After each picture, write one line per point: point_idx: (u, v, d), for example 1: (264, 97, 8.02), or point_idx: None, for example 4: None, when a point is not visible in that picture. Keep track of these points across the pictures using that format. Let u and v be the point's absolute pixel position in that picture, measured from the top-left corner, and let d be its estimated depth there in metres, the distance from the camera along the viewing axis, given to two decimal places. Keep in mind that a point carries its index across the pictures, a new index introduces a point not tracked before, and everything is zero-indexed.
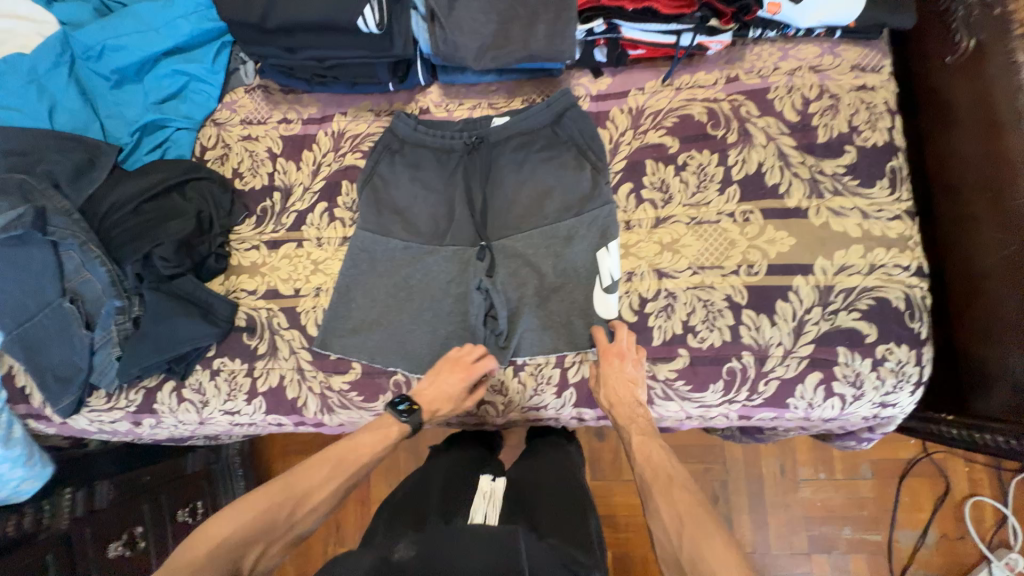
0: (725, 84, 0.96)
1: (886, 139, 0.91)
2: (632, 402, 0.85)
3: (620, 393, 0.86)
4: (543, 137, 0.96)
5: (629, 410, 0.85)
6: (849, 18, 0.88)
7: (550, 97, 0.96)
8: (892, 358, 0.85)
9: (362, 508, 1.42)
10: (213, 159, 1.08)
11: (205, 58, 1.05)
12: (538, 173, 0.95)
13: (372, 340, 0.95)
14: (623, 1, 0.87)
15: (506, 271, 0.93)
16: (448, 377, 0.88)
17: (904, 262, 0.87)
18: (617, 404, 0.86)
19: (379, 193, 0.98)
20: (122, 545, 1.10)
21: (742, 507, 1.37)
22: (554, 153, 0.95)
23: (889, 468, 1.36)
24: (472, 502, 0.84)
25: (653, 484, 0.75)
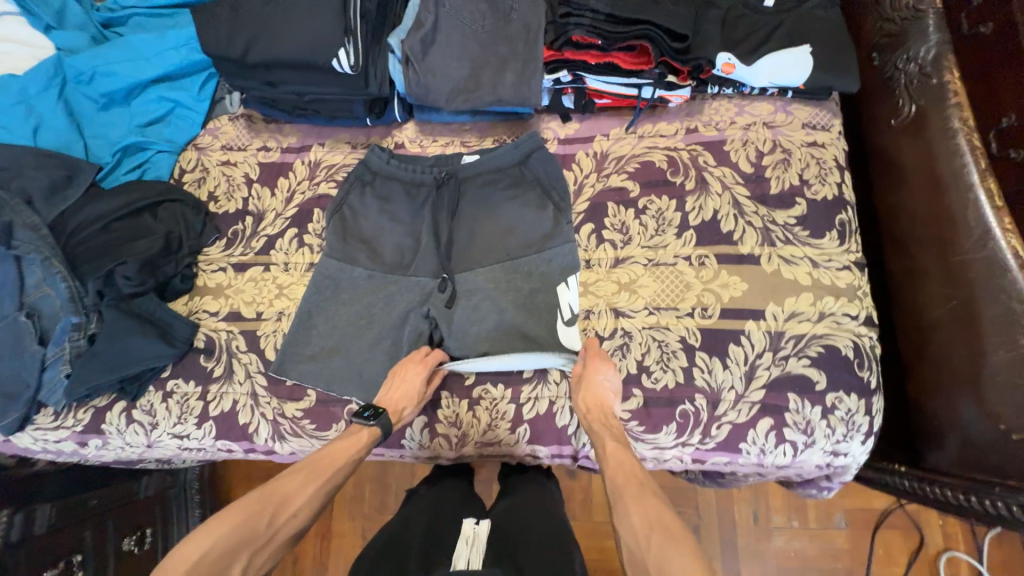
0: (684, 135, 1.01)
1: (835, 193, 0.95)
2: (608, 414, 0.84)
3: (595, 398, 0.85)
4: (510, 175, 0.99)
5: (605, 416, 0.83)
6: (803, 77, 0.94)
7: (518, 139, 1.00)
8: (841, 406, 0.86)
9: (321, 542, 1.37)
10: (190, 182, 1.10)
11: (192, 87, 1.10)
12: (503, 209, 0.98)
13: (329, 367, 0.94)
14: (586, 56, 0.92)
15: (467, 305, 0.93)
16: (405, 376, 0.88)
17: (852, 311, 0.90)
18: (594, 408, 0.84)
19: (347, 221, 1.00)
20: (57, 574, 1.05)
21: (713, 555, 1.33)
22: (519, 191, 0.98)
23: (862, 519, 1.33)
24: (455, 549, 0.82)
25: (625, 489, 0.74)
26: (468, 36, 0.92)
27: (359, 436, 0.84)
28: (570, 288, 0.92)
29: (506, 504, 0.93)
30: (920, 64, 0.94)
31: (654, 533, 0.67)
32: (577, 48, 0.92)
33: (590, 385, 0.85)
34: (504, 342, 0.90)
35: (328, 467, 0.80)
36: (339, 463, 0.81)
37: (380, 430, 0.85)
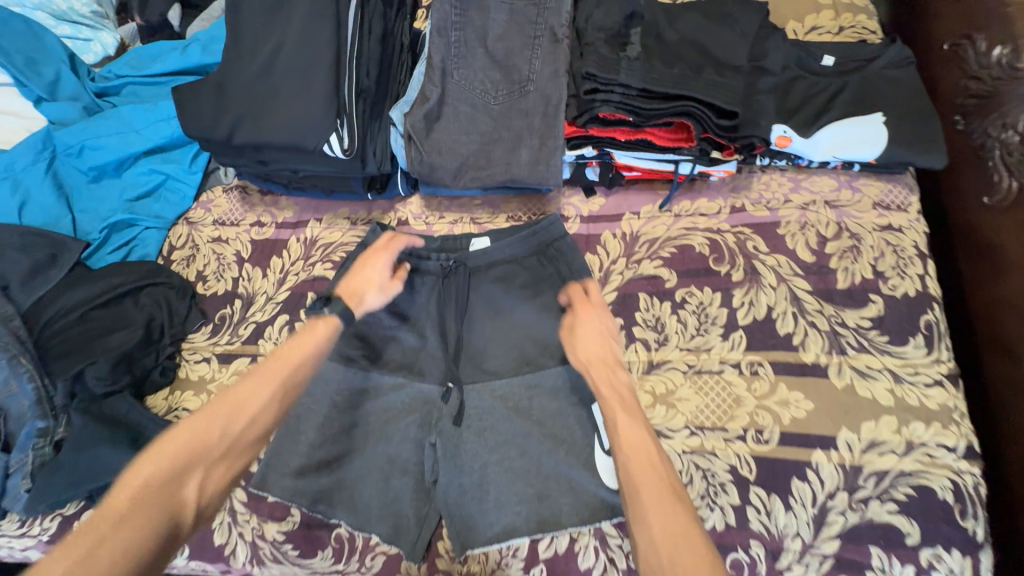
0: (729, 214, 0.87)
1: (919, 288, 0.79)
2: (610, 358, 0.74)
3: (598, 352, 0.75)
4: (524, 266, 0.87)
5: (609, 371, 0.73)
6: (874, 153, 0.80)
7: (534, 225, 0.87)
8: (942, 567, 0.68)
9: None
10: (179, 260, 1.01)
11: (184, 159, 1.02)
12: (518, 312, 0.86)
13: (316, 484, 0.81)
14: (615, 133, 0.79)
15: (474, 418, 0.81)
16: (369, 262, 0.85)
17: (949, 441, 0.72)
18: (598, 363, 0.73)
19: None
20: None
21: None
22: (536, 291, 0.86)
23: None
24: None
25: (653, 509, 0.57)
26: (478, 108, 0.81)
27: (315, 326, 0.77)
28: None
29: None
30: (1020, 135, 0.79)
31: (676, 545, 0.54)
32: (604, 124, 0.79)
33: (590, 327, 0.77)
34: (520, 470, 0.78)
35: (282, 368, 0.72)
36: (289, 362, 0.73)
37: (337, 318, 0.78)
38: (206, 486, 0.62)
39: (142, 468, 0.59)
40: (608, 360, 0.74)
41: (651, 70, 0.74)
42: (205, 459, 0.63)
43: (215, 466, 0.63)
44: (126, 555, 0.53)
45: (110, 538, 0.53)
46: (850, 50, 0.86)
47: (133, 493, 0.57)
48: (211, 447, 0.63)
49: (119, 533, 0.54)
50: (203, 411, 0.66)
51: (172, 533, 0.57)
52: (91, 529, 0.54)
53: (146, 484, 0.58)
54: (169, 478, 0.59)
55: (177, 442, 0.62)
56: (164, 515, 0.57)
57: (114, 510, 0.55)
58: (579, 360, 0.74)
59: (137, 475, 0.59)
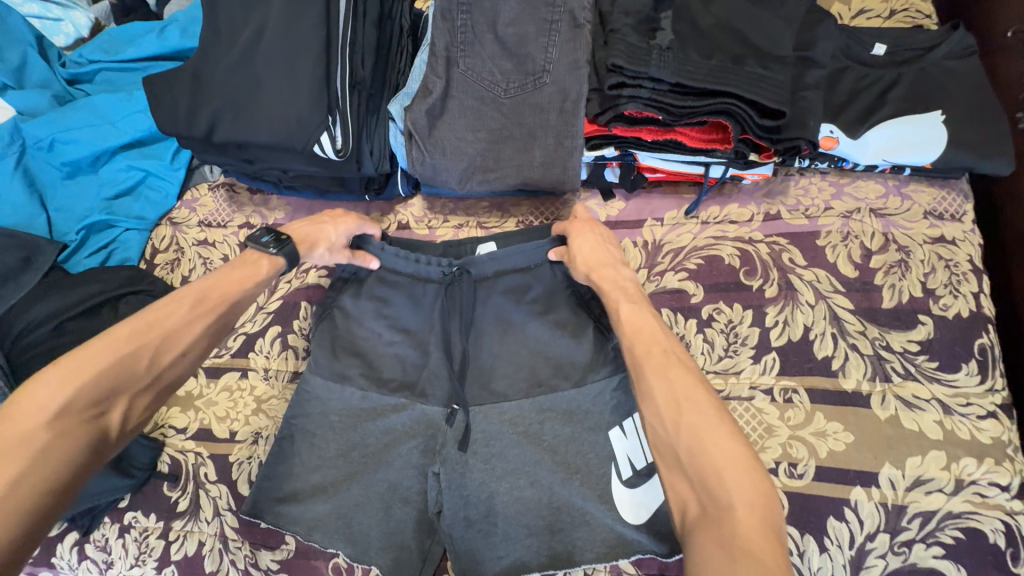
0: (762, 222, 0.79)
1: (973, 309, 0.71)
2: (614, 264, 0.71)
3: (601, 257, 0.72)
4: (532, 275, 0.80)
5: (613, 272, 0.70)
6: (932, 156, 0.71)
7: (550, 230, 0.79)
8: None
9: None
10: (162, 264, 0.94)
11: (164, 155, 0.94)
12: (529, 328, 0.79)
13: (313, 511, 0.75)
14: (640, 133, 0.70)
15: (482, 442, 0.75)
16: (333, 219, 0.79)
17: (1002, 480, 0.66)
18: (599, 267, 0.71)
19: (339, 325, 0.81)
20: None
21: None
22: (549, 307, 0.79)
23: None
24: None
25: (675, 423, 0.52)
26: (487, 102, 0.72)
27: (257, 266, 0.69)
28: (630, 432, 0.73)
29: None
30: None
31: (683, 402, 0.52)
32: (630, 123, 0.70)
33: (586, 242, 0.73)
34: (530, 499, 0.72)
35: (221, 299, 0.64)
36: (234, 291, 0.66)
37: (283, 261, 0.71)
38: (138, 412, 0.57)
39: (45, 391, 0.51)
40: (608, 261, 0.71)
41: (685, 62, 0.64)
42: (129, 389, 0.55)
43: (140, 393, 0.56)
44: (52, 490, 0.48)
45: (32, 469, 0.47)
46: (906, 37, 0.76)
47: (47, 420, 0.50)
48: (137, 376, 0.56)
49: (39, 465, 0.48)
50: (112, 332, 0.57)
51: (102, 454, 0.53)
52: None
53: (62, 412, 0.51)
54: (92, 401, 0.53)
55: (94, 364, 0.54)
56: (85, 448, 0.51)
57: (33, 439, 0.48)
58: (583, 270, 0.71)
59: (42, 399, 0.50)
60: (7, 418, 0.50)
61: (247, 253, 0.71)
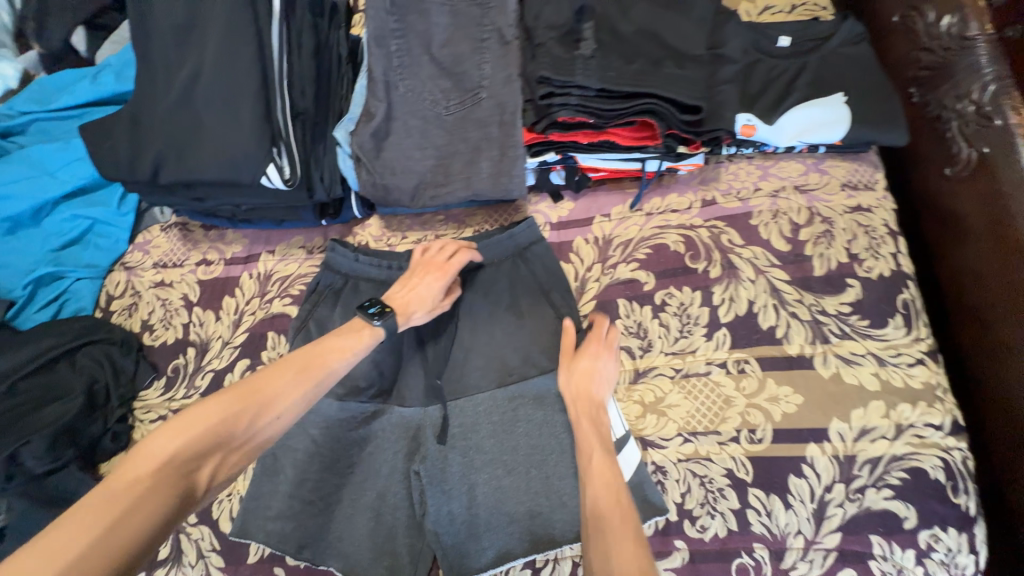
0: (701, 208, 0.84)
1: (893, 268, 0.78)
2: (596, 401, 0.71)
3: (587, 388, 0.72)
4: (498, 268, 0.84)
5: (596, 408, 0.71)
6: (840, 133, 0.78)
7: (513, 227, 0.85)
8: (940, 547, 0.68)
9: None
10: (119, 310, 0.92)
11: (110, 201, 0.92)
12: (499, 323, 0.82)
13: (307, 524, 0.77)
14: (576, 136, 0.74)
15: (462, 448, 0.77)
16: (425, 280, 0.77)
17: (936, 419, 0.72)
18: (585, 398, 0.71)
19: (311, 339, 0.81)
20: None
21: None
22: (514, 299, 0.83)
23: None
24: None
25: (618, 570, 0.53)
26: (430, 120, 0.75)
27: (359, 337, 0.70)
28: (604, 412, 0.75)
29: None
30: (976, 105, 0.79)
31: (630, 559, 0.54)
32: (565, 128, 0.74)
33: (585, 369, 0.73)
34: (510, 489, 0.75)
35: (323, 365, 0.66)
36: (334, 360, 0.67)
37: (382, 333, 0.71)
38: (223, 471, 0.56)
39: (160, 439, 0.53)
40: (596, 403, 0.71)
41: (608, 68, 0.69)
42: (224, 446, 0.56)
43: (232, 454, 0.57)
44: (142, 541, 0.47)
45: (128, 516, 0.47)
46: (805, 29, 0.84)
47: (154, 469, 0.51)
48: (232, 434, 0.57)
49: (136, 514, 0.47)
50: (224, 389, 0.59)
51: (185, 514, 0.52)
52: (105, 505, 0.47)
53: (167, 464, 0.52)
54: (192, 456, 0.54)
55: (211, 415, 0.56)
56: (174, 500, 0.51)
57: (136, 486, 0.49)
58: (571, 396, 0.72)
59: (155, 448, 0.52)
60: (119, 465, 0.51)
61: (353, 321, 0.72)
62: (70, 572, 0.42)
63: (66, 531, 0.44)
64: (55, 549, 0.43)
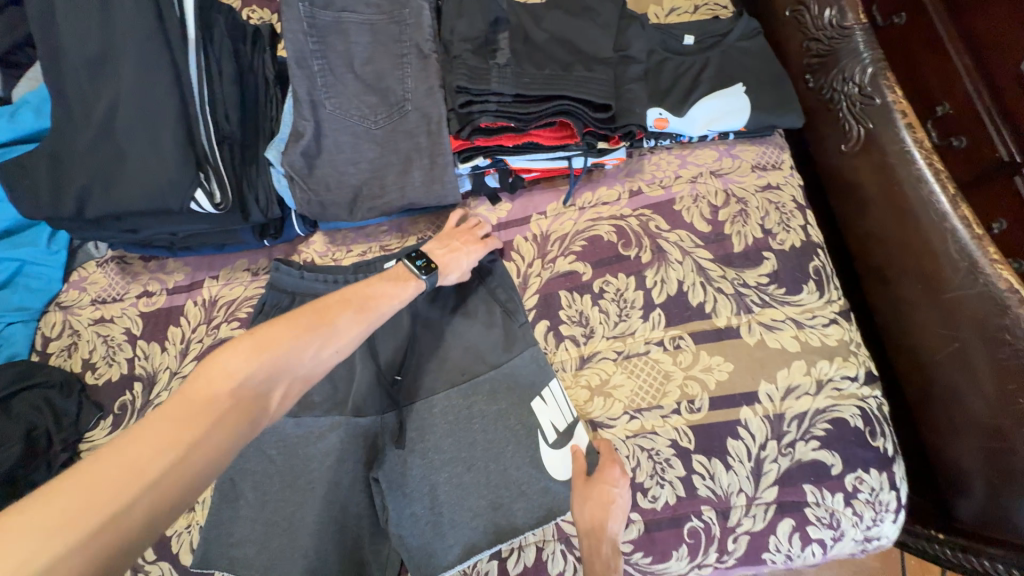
0: (629, 199, 0.90)
1: (803, 238, 0.85)
2: (610, 541, 0.67)
3: (602, 522, 0.68)
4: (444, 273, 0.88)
5: (610, 546, 0.67)
6: (742, 121, 0.85)
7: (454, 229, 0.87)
8: (864, 487, 0.75)
9: None
10: (58, 352, 0.89)
11: (38, 240, 0.89)
12: (449, 326, 0.85)
13: (272, 545, 0.77)
14: (500, 140, 0.78)
15: (420, 450, 0.79)
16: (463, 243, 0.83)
17: (851, 371, 0.79)
18: (598, 534, 0.67)
19: None
20: None
21: None
22: (462, 301, 0.87)
23: None
24: None
25: None
26: (360, 135, 0.78)
27: (405, 286, 0.74)
28: (549, 401, 0.79)
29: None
30: (858, 86, 0.88)
31: None
32: (489, 133, 0.77)
33: (601, 500, 0.69)
34: (471, 484, 0.77)
35: (374, 308, 0.69)
36: (383, 304, 0.70)
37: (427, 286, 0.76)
38: (288, 398, 0.59)
39: (233, 358, 0.55)
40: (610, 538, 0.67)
41: (522, 75, 0.73)
42: (291, 374, 0.59)
43: (296, 381, 0.60)
44: (218, 456, 0.51)
45: (206, 434, 0.51)
46: (705, 27, 0.91)
47: (230, 389, 0.54)
48: (299, 364, 0.60)
49: (214, 434, 0.51)
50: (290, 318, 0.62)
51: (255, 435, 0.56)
52: (186, 419, 0.50)
53: (241, 384, 0.55)
54: (263, 380, 0.57)
55: (277, 342, 0.59)
56: (246, 427, 0.54)
57: (215, 405, 0.52)
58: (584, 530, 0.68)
59: (228, 367, 0.55)
60: (197, 377, 0.54)
61: (398, 269, 0.77)
62: (159, 480, 0.47)
63: (153, 440, 0.48)
64: (144, 458, 0.47)
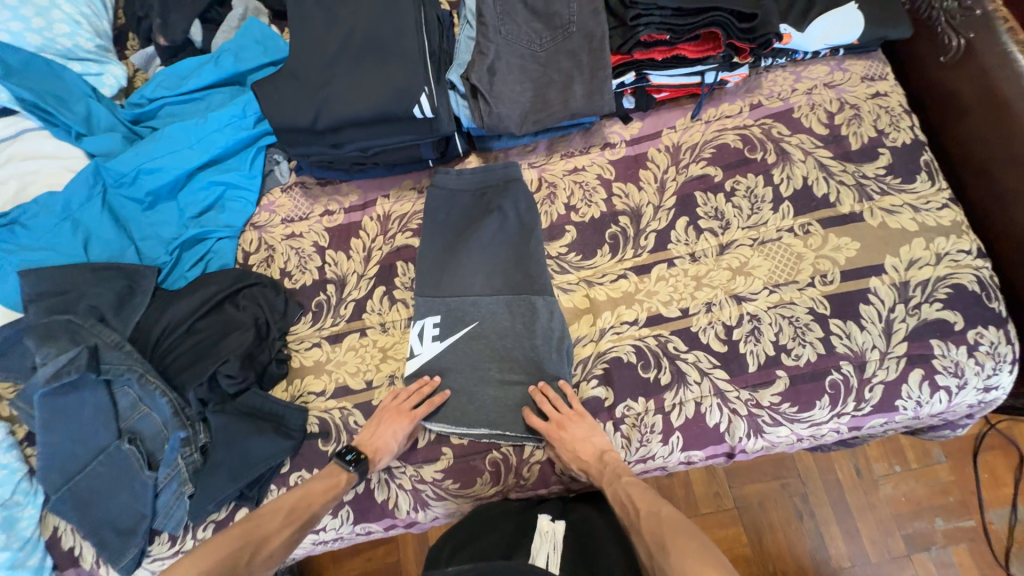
0: (750, 111, 1.01)
1: (912, 137, 0.96)
2: (596, 456, 0.84)
3: (585, 442, 0.84)
4: (501, 191, 1.01)
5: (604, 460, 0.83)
6: (856, 35, 0.97)
7: (494, 167, 1.02)
8: (984, 341, 0.86)
9: None
10: (258, 263, 1.03)
11: (243, 165, 1.04)
12: (508, 233, 1.00)
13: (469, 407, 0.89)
14: (653, 53, 0.92)
15: (515, 332, 0.93)
16: (389, 428, 0.86)
17: (965, 246, 0.90)
18: (592, 458, 0.83)
19: (433, 255, 0.99)
20: None
21: (828, 516, 1.31)
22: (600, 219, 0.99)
23: (960, 449, 1.34)
24: (535, 545, 0.82)
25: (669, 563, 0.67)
26: (529, 57, 0.91)
27: (338, 480, 0.83)
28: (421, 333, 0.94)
29: (604, 515, 0.88)
30: (959, 0, 0.98)
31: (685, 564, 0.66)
32: (646, 47, 0.92)
33: (579, 426, 0.85)
34: (507, 366, 0.91)
35: (308, 509, 0.80)
36: (317, 504, 0.81)
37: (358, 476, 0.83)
38: None
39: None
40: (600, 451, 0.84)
41: None
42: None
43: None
44: None
45: None
46: None
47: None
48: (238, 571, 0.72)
49: None
50: (224, 537, 0.74)
51: None
52: None
53: None
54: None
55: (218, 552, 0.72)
56: None
57: None
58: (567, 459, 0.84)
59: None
60: None
61: (333, 463, 0.85)
62: None
63: None
64: None
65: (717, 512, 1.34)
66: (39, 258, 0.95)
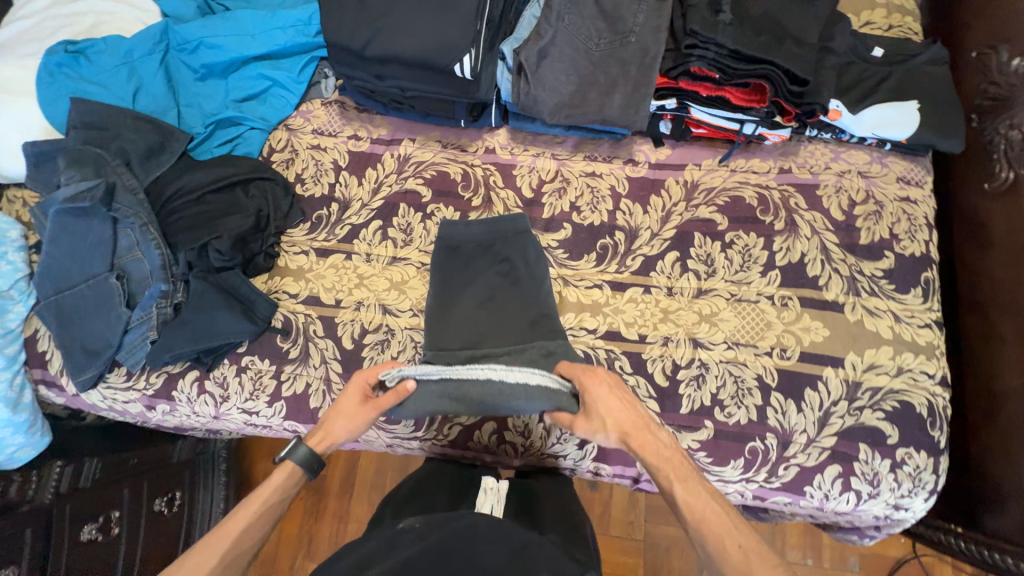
0: (777, 174, 1.01)
1: (923, 251, 0.96)
2: (646, 432, 0.77)
3: (626, 417, 0.78)
4: (510, 243, 1.01)
5: (653, 439, 0.77)
6: (905, 134, 0.95)
7: (499, 220, 1.02)
8: (910, 463, 0.87)
9: (337, 522, 1.41)
10: (279, 161, 1.10)
11: (293, 68, 1.09)
12: (512, 286, 0.99)
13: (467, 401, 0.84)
14: (698, 87, 0.93)
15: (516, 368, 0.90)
16: (348, 396, 0.84)
17: (930, 369, 0.90)
18: (638, 432, 0.77)
19: (447, 309, 0.98)
20: (95, 530, 1.08)
21: None
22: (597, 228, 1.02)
23: (877, 568, 1.33)
24: (479, 498, 0.90)
25: None
26: (581, 51, 0.93)
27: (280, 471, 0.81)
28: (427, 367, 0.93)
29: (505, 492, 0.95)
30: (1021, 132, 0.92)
31: None
32: (693, 78, 0.93)
33: (609, 398, 0.79)
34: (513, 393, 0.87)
35: (264, 500, 0.77)
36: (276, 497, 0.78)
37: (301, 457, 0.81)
38: None
39: None
40: (644, 425, 0.78)
41: (742, 36, 0.87)
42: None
43: None
44: None
45: None
46: (897, 45, 1.01)
47: None
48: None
49: None
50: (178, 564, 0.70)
51: None
52: None
53: None
54: None
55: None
56: None
57: None
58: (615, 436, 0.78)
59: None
60: None
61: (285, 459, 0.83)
62: None
63: None
64: None
65: (624, 540, 1.38)
66: (91, 92, 1.03)
